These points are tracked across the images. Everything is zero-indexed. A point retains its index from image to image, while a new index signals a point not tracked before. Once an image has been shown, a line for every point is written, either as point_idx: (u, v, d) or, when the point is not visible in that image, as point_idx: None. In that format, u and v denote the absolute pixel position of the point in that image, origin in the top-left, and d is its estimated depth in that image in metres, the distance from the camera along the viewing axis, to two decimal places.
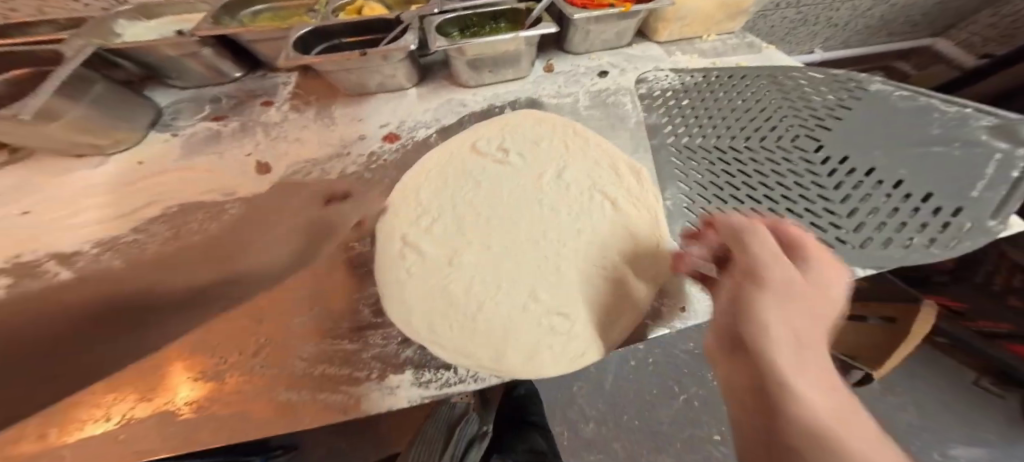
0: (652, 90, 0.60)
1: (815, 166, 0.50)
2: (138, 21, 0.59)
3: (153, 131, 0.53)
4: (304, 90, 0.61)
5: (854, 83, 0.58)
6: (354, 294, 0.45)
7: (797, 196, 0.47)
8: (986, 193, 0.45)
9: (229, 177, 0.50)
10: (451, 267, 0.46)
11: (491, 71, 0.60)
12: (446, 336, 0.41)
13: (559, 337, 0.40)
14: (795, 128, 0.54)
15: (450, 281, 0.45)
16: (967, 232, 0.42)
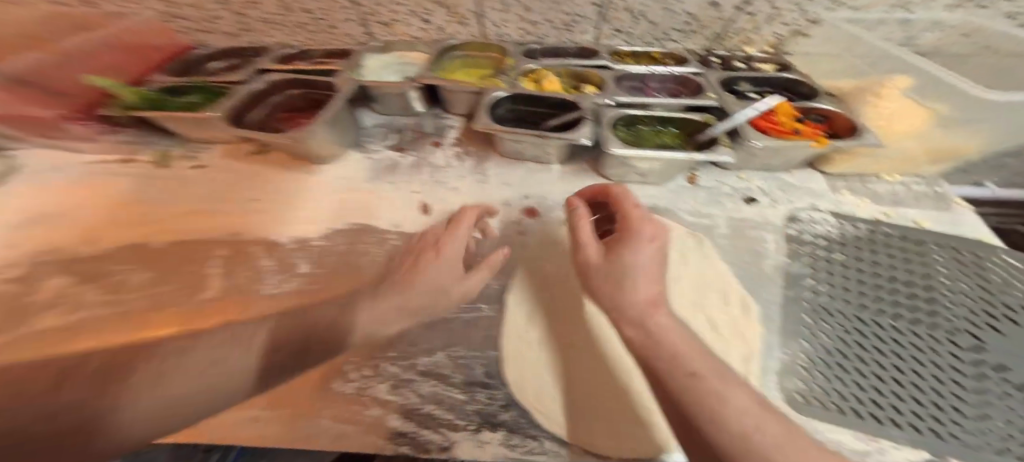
0: (803, 233, 0.56)
1: (961, 355, 0.42)
2: (376, 54, 0.72)
3: (354, 148, 0.68)
4: (466, 137, 0.71)
5: None
6: (461, 348, 0.49)
7: (927, 377, 0.40)
8: None
9: (396, 207, 0.61)
10: (569, 350, 0.48)
11: (637, 174, 0.61)
12: (547, 405, 0.43)
13: (642, 428, 0.41)
14: (955, 313, 0.46)
15: (541, 348, 0.49)
16: None
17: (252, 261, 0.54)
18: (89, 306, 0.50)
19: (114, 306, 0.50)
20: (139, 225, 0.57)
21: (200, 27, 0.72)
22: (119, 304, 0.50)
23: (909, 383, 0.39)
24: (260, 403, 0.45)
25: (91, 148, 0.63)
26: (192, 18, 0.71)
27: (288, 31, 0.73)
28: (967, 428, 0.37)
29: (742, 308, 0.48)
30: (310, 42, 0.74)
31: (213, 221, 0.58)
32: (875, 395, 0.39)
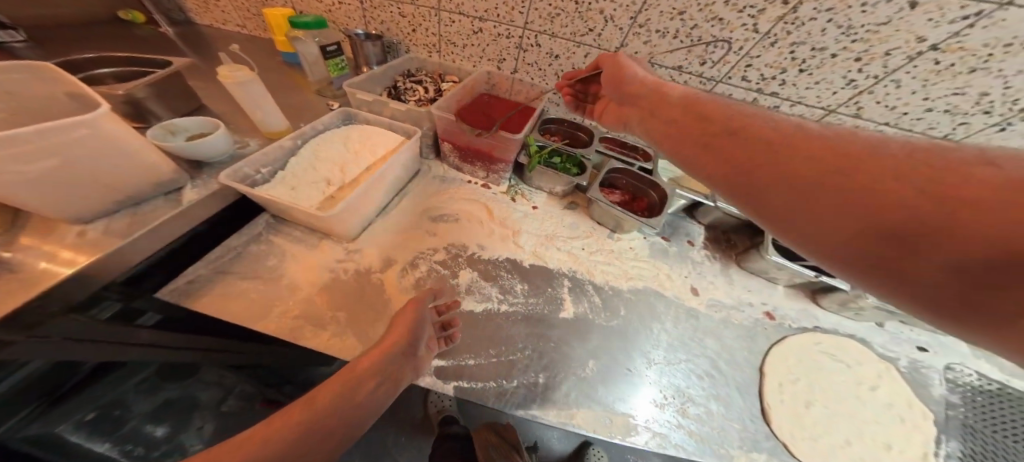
0: (958, 380, 0.82)
1: None
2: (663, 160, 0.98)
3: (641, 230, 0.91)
4: (712, 244, 0.94)
5: None
6: (728, 398, 0.70)
7: None
8: None
9: (674, 284, 0.83)
10: (806, 409, 0.71)
11: (851, 313, 0.85)
12: (803, 447, 0.66)
13: None
14: None
15: (784, 399, 0.71)
16: None
17: (584, 297, 0.76)
18: (493, 297, 0.73)
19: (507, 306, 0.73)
20: (510, 246, 0.81)
21: (558, 101, 0.98)
22: (508, 305, 0.73)
23: None
24: (608, 407, 0.65)
25: (475, 173, 0.92)
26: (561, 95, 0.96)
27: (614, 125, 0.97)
28: None
29: (921, 418, 0.74)
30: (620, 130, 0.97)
31: (559, 255, 0.81)
32: None
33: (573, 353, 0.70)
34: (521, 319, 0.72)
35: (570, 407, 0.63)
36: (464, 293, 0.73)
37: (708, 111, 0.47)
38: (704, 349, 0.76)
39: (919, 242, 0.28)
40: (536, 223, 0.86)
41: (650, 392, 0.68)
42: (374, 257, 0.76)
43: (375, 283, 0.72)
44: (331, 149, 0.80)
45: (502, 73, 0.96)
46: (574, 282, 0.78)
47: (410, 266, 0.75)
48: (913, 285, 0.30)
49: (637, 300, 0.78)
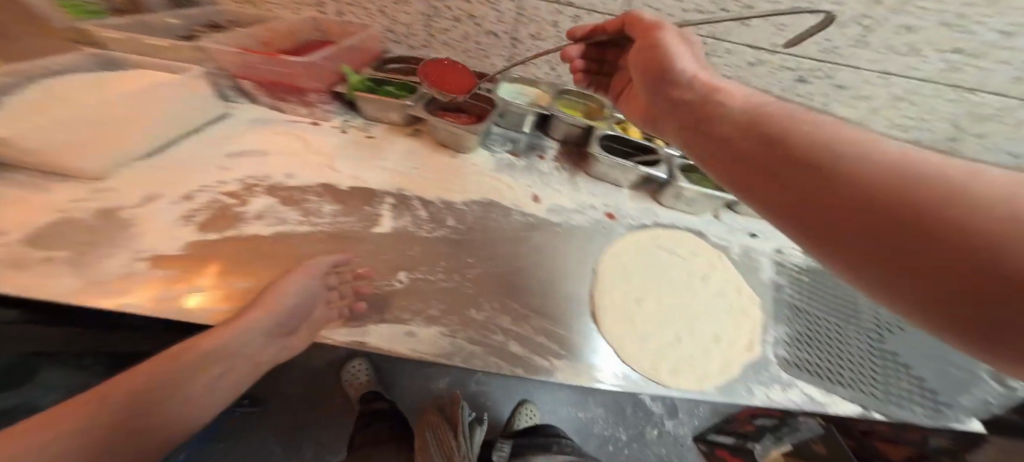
0: (787, 262, 0.86)
1: (871, 353, 0.72)
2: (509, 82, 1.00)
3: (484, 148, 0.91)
4: (562, 158, 0.96)
5: None
6: (553, 295, 0.68)
7: (852, 366, 0.69)
8: (968, 408, 0.67)
9: (513, 196, 0.82)
10: (633, 304, 0.71)
11: (684, 204, 0.89)
12: (626, 343, 0.65)
13: (684, 364, 0.65)
14: (869, 326, 0.76)
15: (611, 300, 0.70)
16: (952, 420, 0.65)
17: (406, 214, 0.71)
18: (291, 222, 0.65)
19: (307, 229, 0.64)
20: (326, 171, 0.74)
21: (397, 39, 0.95)
22: (311, 226, 0.64)
23: (841, 369, 0.68)
24: (417, 320, 0.59)
25: (298, 111, 0.83)
26: (396, 33, 0.94)
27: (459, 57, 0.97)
28: (876, 392, 0.65)
29: (747, 300, 0.76)
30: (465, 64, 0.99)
31: (382, 176, 0.76)
32: (819, 365, 0.68)
33: (387, 264, 0.64)
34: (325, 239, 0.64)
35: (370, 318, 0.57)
36: (250, 220, 0.62)
37: (759, 116, 0.33)
38: (542, 258, 0.73)
39: (916, 242, 0.19)
40: (364, 150, 0.80)
41: (469, 302, 0.63)
42: (135, 195, 0.63)
43: (119, 221, 0.58)
44: (61, 75, 0.61)
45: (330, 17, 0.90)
46: (400, 200, 0.73)
47: (183, 200, 0.63)
48: (900, 289, 0.20)
49: (470, 214, 0.75)
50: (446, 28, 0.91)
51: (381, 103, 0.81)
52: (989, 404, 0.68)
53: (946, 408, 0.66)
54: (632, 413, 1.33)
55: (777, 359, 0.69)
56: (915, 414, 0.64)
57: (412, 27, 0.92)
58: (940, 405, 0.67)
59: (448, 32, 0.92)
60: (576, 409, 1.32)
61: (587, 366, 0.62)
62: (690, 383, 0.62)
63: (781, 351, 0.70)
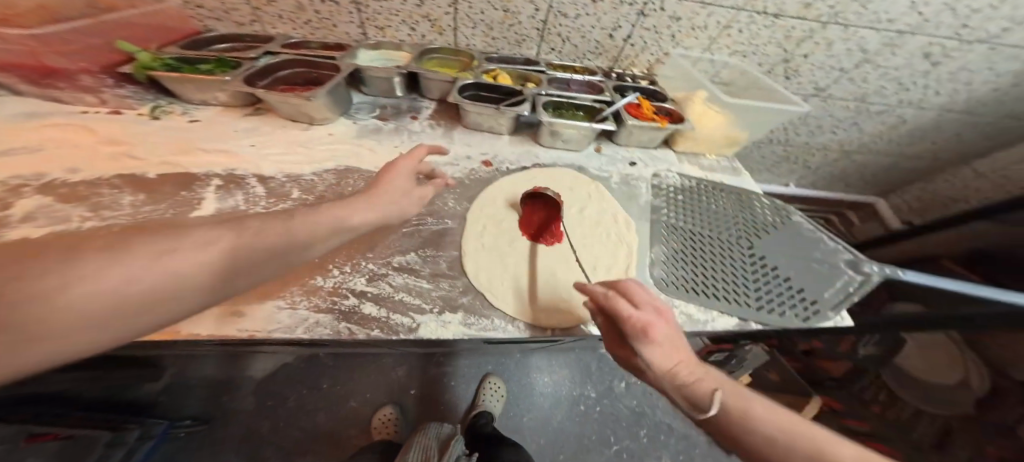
0: (663, 184, 0.86)
1: (739, 259, 0.73)
2: (367, 49, 0.95)
3: (344, 116, 0.84)
4: (437, 115, 0.92)
5: (784, 211, 0.84)
6: (416, 248, 0.65)
7: (718, 275, 0.69)
8: (831, 296, 0.67)
9: (377, 158, 0.77)
10: (508, 247, 0.69)
11: (562, 141, 0.88)
12: (496, 287, 0.63)
13: (557, 299, 0.63)
14: (740, 233, 0.77)
15: (480, 245, 0.68)
16: (816, 315, 0.64)
17: (237, 190, 0.64)
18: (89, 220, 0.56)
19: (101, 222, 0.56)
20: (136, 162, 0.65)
21: (211, 15, 0.87)
22: (98, 221, 0.56)
23: (703, 281, 0.68)
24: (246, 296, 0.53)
25: (83, 100, 0.74)
26: (209, 8, 0.85)
27: (304, 30, 0.93)
28: (737, 297, 0.66)
29: (624, 225, 0.77)
30: (312, 37, 0.94)
31: (200, 159, 0.68)
32: (685, 279, 0.68)
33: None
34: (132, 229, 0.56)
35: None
36: (18, 223, 0.55)
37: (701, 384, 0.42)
38: (406, 215, 0.68)
39: None
40: (189, 135, 0.72)
41: (318, 275, 0.57)
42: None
43: None
44: None
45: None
46: (230, 179, 0.65)
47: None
48: None
49: (321, 183, 0.68)
50: None
51: (197, 83, 0.73)
52: (856, 289, 0.68)
53: (808, 299, 0.67)
54: (598, 369, 1.26)
55: (653, 280, 0.68)
56: (776, 313, 0.64)
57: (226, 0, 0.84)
58: (810, 305, 0.66)
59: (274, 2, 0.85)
60: (543, 376, 1.24)
61: (464, 318, 0.58)
62: (569, 319, 0.61)
63: (652, 273, 0.69)
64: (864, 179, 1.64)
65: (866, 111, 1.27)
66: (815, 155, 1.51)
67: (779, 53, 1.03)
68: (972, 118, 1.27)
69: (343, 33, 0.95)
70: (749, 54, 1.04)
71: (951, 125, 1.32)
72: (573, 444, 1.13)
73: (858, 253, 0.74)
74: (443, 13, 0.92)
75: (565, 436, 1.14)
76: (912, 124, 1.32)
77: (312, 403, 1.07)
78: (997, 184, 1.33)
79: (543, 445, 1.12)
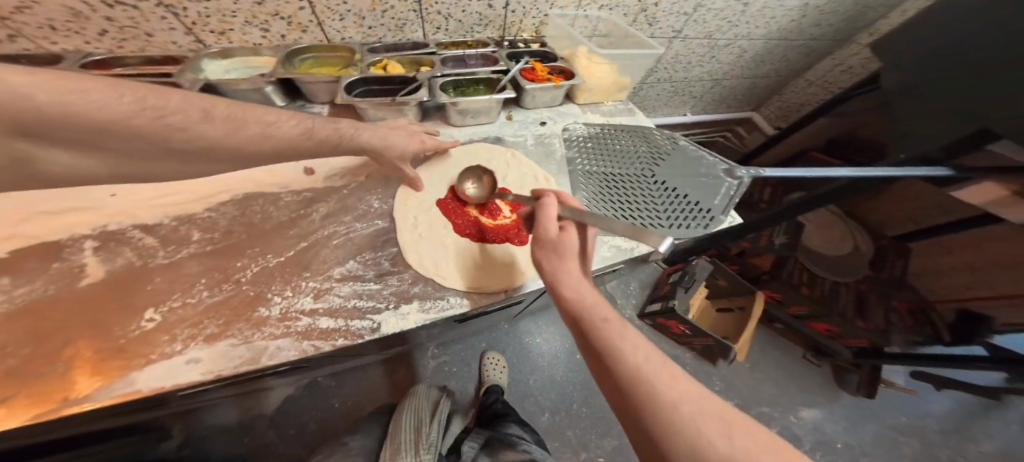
0: (572, 136, 0.94)
1: (647, 189, 0.84)
2: (214, 59, 0.84)
3: None
4: (335, 118, 0.87)
5: (672, 139, 0.98)
6: (356, 255, 0.64)
7: (633, 207, 0.80)
8: (721, 201, 0.81)
9: (280, 175, 0.71)
10: (446, 228, 0.71)
11: (472, 117, 0.90)
12: (443, 269, 0.65)
13: (505, 263, 0.67)
14: (643, 167, 0.89)
15: (415, 234, 0.69)
16: (714, 220, 0.77)
17: (125, 248, 0.53)
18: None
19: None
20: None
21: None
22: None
23: (621, 216, 0.78)
24: (195, 344, 0.48)
25: None
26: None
27: (104, 43, 0.76)
28: (651, 223, 0.77)
29: (546, 183, 0.83)
30: (120, 51, 0.78)
31: (59, 220, 0.53)
32: (607, 218, 0.77)
33: (115, 309, 0.47)
34: (23, 314, 0.44)
35: (96, 384, 0.42)
36: None
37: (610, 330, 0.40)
38: (334, 227, 0.66)
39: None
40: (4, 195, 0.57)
41: (262, 306, 0.54)
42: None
43: None
44: None
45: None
46: (107, 237, 0.53)
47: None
48: None
49: (222, 217, 0.61)
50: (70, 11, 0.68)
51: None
52: (736, 189, 0.82)
53: (704, 207, 0.80)
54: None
55: None
56: (682, 226, 0.76)
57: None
58: (708, 214, 0.78)
59: (30, 10, 0.66)
60: (536, 338, 1.41)
61: (423, 298, 0.61)
62: (518, 277, 0.65)
63: None
64: (737, 100, 1.97)
65: (717, 45, 1.51)
66: (695, 86, 1.76)
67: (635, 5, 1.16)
68: (789, 41, 1.59)
69: (167, 43, 0.81)
70: (613, 8, 1.13)
71: (776, 49, 1.63)
72: (579, 390, 1.32)
73: (728, 163, 0.88)
74: (297, 9, 0.82)
75: (570, 385, 1.32)
76: (752, 52, 1.60)
77: (336, 423, 1.06)
78: (826, 87, 1.77)
79: (553, 398, 1.29)
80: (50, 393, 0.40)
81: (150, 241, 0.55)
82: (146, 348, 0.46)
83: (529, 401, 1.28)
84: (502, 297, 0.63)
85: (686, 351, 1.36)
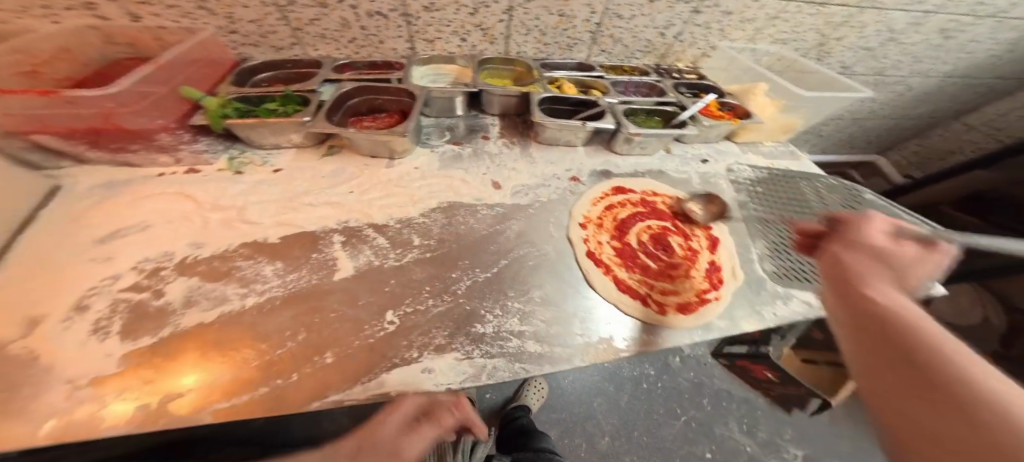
0: (739, 176, 0.89)
1: None
2: (417, 65, 0.88)
3: (420, 146, 0.80)
4: (506, 131, 0.89)
5: (854, 192, 0.88)
6: (554, 277, 0.65)
7: (819, 262, 0.73)
8: (925, 268, 0.72)
9: (473, 188, 0.75)
10: (617, 259, 0.70)
11: (640, 148, 0.88)
12: (626, 304, 0.63)
13: (691, 302, 0.65)
14: (823, 219, 0.81)
15: (586, 261, 0.68)
16: (920, 289, 0.68)
17: (363, 245, 0.62)
18: (203, 302, 0.52)
19: (262, 296, 0.54)
20: (249, 226, 0.59)
21: (247, 41, 0.73)
22: (259, 296, 0.54)
23: (806, 269, 0.72)
24: (427, 353, 0.54)
25: (157, 161, 0.61)
26: (243, 32, 0.72)
27: (350, 50, 0.82)
28: None
29: (717, 223, 0.79)
30: (357, 56, 0.84)
31: (318, 213, 0.63)
32: (791, 269, 0.72)
33: (369, 305, 0.57)
34: (301, 298, 0.55)
35: (354, 375, 0.49)
36: (116, 315, 0.48)
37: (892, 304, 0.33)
38: (526, 247, 0.68)
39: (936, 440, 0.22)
40: (265, 179, 0.65)
41: (473, 320, 0.58)
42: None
43: None
44: None
45: (123, 25, 0.62)
46: (349, 233, 0.63)
47: (37, 323, 0.46)
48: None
49: (433, 224, 0.67)
50: (342, 23, 0.76)
51: (272, 127, 0.64)
52: None
53: None
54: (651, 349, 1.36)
55: (767, 273, 0.71)
56: None
57: (263, 21, 0.70)
58: None
59: (318, 21, 0.74)
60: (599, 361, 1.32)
61: (617, 334, 0.60)
62: (703, 318, 0.63)
63: (762, 268, 0.72)
64: (869, 141, 1.79)
65: (884, 82, 1.37)
66: (830, 124, 1.62)
67: (816, 37, 1.08)
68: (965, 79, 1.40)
69: (392, 50, 0.86)
70: (791, 41, 1.08)
71: (945, 89, 1.45)
72: (643, 419, 1.21)
73: (927, 225, 0.79)
74: (497, 20, 0.85)
75: (636, 414, 1.22)
76: (914, 91, 1.44)
77: None
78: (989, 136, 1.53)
79: (615, 424, 1.19)
80: (311, 388, 0.47)
81: (382, 242, 0.63)
82: (382, 362, 0.51)
83: (589, 422, 1.19)
84: (698, 337, 0.61)
85: (760, 395, 1.27)
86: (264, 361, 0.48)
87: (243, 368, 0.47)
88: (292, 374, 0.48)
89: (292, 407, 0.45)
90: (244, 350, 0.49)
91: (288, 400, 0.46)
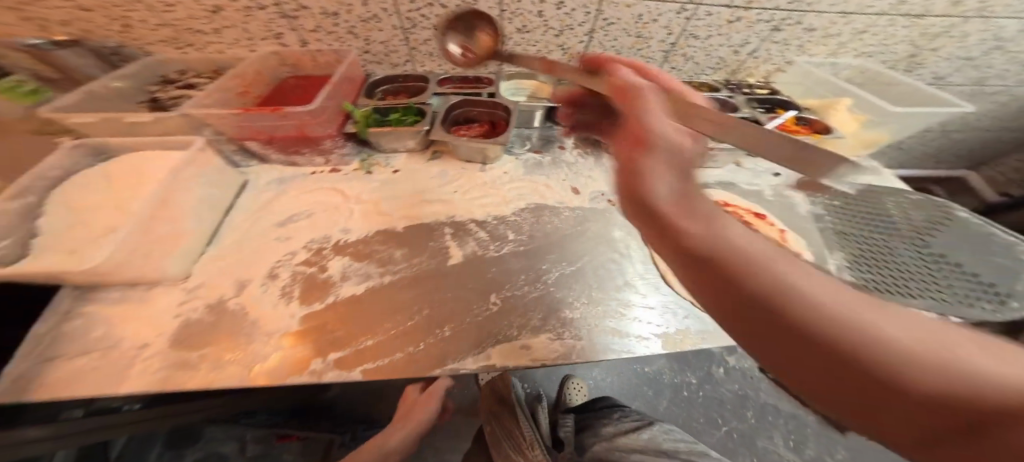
0: (816, 190, 0.91)
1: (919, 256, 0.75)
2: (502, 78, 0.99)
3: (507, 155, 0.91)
4: (580, 142, 0.98)
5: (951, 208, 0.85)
6: (631, 274, 0.73)
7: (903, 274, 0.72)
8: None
9: (556, 193, 0.84)
10: None
11: (710, 161, 0.92)
12: (702, 304, 0.68)
13: None
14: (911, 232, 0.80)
15: (664, 263, 0.74)
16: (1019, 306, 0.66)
17: (468, 237, 0.74)
18: (353, 276, 0.66)
19: (396, 275, 0.67)
20: (381, 217, 0.73)
21: (374, 59, 0.89)
22: (393, 274, 0.67)
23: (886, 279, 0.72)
24: (525, 333, 0.63)
25: (314, 161, 0.77)
26: (373, 52, 0.88)
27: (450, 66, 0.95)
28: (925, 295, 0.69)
29: (790, 233, 0.82)
30: (454, 71, 0.96)
31: (431, 209, 0.76)
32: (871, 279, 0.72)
33: (476, 288, 0.68)
34: (424, 278, 0.68)
35: (470, 346, 0.60)
36: (296, 280, 0.64)
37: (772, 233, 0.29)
38: (606, 247, 0.76)
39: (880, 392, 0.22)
40: (387, 179, 0.79)
41: (562, 307, 0.67)
42: (221, 284, 0.62)
43: (144, 309, 0.58)
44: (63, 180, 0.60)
45: (294, 50, 0.78)
46: (456, 225, 0.75)
47: (247, 282, 0.62)
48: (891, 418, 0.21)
49: (523, 222, 0.77)
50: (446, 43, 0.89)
51: (398, 135, 0.78)
52: None
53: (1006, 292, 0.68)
54: (693, 359, 1.36)
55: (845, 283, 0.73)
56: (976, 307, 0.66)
57: (389, 43, 0.86)
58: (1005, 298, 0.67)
59: (430, 41, 0.87)
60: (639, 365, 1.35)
61: (693, 327, 0.65)
62: None
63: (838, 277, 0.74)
64: (959, 157, 1.65)
65: (983, 93, 1.27)
66: (913, 137, 1.52)
67: (908, 48, 1.05)
68: None
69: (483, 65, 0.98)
70: (878, 53, 1.06)
71: None
72: (683, 424, 1.23)
73: None
74: (578, 41, 0.95)
75: (675, 419, 1.24)
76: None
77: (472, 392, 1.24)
78: None
79: None
80: (437, 357, 0.58)
81: (484, 235, 0.74)
82: (489, 340, 0.62)
83: None
84: None
85: (810, 413, 1.24)
86: (401, 329, 0.61)
87: (387, 333, 0.60)
88: (421, 342, 0.60)
89: (425, 370, 0.57)
90: (387, 319, 0.62)
91: (422, 363, 0.57)
